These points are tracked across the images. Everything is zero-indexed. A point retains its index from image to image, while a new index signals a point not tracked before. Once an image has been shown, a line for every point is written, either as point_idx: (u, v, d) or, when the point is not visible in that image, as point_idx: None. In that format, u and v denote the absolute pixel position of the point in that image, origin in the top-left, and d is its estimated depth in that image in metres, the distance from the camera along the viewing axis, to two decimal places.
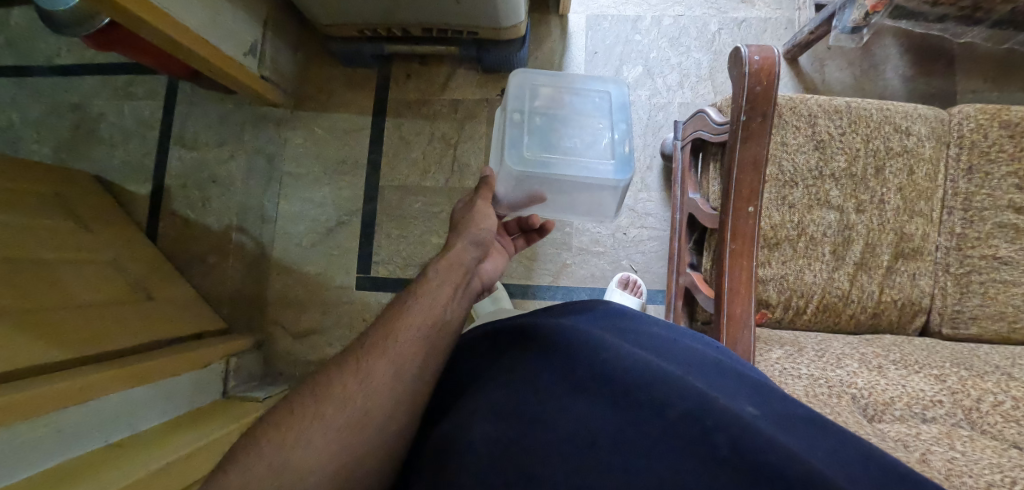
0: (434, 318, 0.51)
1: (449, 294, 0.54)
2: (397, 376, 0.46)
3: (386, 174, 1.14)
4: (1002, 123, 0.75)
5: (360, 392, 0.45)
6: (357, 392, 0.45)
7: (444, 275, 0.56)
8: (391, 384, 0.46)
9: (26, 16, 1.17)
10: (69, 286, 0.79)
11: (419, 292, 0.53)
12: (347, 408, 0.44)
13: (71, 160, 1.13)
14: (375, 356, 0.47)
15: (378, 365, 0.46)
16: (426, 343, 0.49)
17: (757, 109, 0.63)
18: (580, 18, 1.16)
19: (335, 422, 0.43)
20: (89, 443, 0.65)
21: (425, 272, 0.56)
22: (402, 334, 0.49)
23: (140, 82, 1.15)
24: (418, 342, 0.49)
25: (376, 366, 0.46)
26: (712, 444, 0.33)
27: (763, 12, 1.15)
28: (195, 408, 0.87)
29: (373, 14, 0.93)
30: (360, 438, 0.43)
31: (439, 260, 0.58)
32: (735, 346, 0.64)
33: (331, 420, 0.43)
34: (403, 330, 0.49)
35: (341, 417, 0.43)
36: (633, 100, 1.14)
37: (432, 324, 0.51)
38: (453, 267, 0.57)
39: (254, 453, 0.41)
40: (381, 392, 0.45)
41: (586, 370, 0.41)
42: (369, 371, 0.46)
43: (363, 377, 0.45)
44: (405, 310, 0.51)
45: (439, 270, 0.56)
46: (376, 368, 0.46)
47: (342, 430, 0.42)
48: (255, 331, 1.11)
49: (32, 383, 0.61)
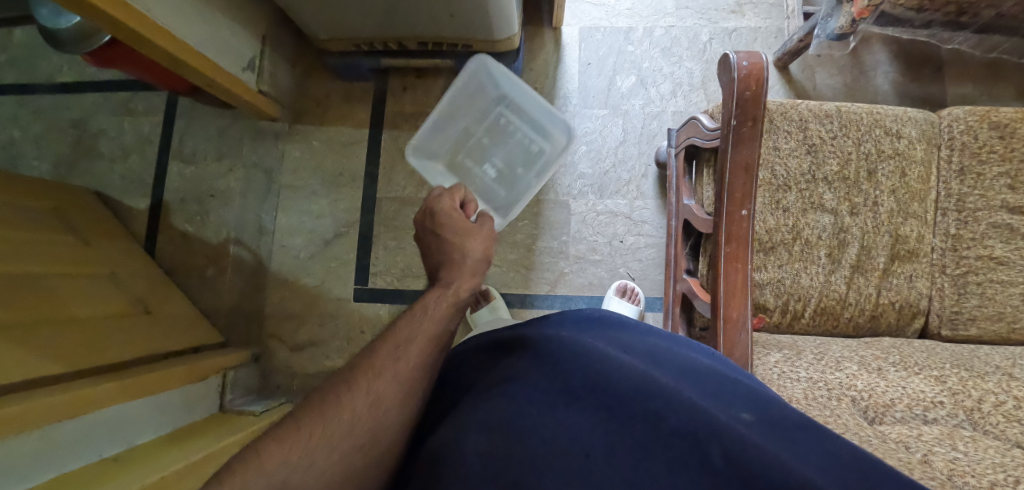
0: (444, 343, 0.52)
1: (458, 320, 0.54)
2: (405, 400, 0.46)
3: (383, 186, 1.15)
4: (991, 125, 0.76)
5: (370, 415, 0.44)
6: (367, 413, 0.44)
7: (459, 299, 0.55)
8: (400, 410, 0.45)
9: (28, 35, 1.19)
10: (67, 299, 0.79)
11: (432, 312, 0.52)
12: (355, 429, 0.43)
13: (69, 175, 1.14)
14: (386, 380, 0.46)
15: (389, 388, 0.45)
16: (432, 367, 0.49)
17: (747, 114, 0.64)
18: (573, 31, 1.18)
19: (342, 442, 0.42)
20: (82, 457, 0.64)
21: (431, 295, 0.55)
22: (413, 358, 0.48)
23: (141, 98, 1.17)
24: (427, 368, 0.49)
25: (388, 390, 0.45)
26: (704, 455, 0.33)
27: (753, 22, 1.17)
28: (192, 423, 0.86)
29: (369, 29, 0.95)
30: (365, 462, 0.42)
31: (456, 283, 0.56)
32: (733, 351, 0.63)
33: (339, 442, 0.42)
34: (415, 354, 0.48)
35: (348, 438, 0.42)
36: (627, 109, 1.15)
37: (441, 350, 0.51)
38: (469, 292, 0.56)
39: (255, 462, 0.39)
40: (389, 416, 0.45)
41: (579, 379, 0.41)
42: (380, 394, 0.45)
43: (374, 399, 0.44)
44: (418, 330, 0.50)
45: (457, 295, 0.55)
46: (388, 392, 0.45)
47: (351, 448, 0.42)
48: (252, 345, 1.10)
49: (27, 395, 0.60)
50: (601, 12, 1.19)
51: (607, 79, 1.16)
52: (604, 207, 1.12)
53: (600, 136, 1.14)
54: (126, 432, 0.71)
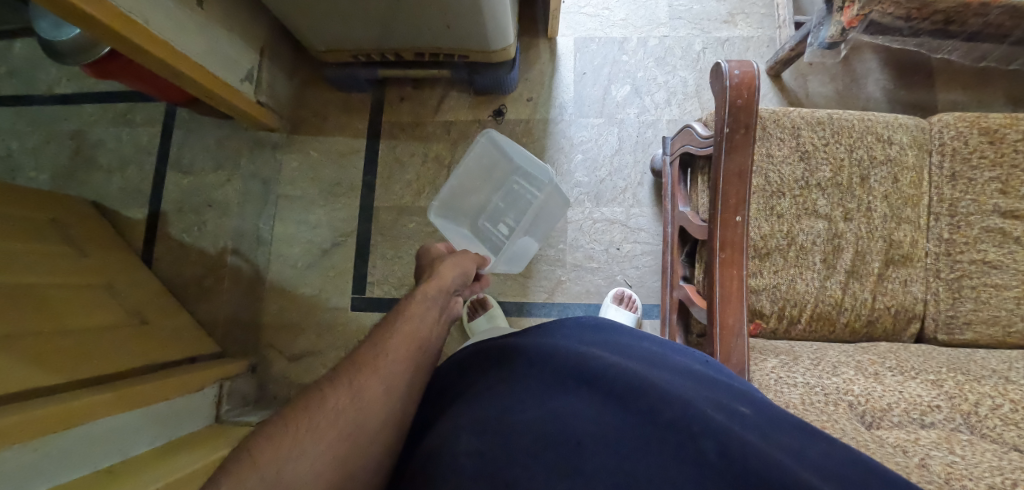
0: (422, 340, 0.53)
1: (435, 317, 0.56)
2: (388, 392, 0.46)
3: (380, 195, 1.15)
4: (981, 131, 0.77)
5: (352, 406, 0.44)
6: (349, 405, 0.44)
7: (432, 298, 0.57)
8: (383, 401, 0.46)
9: (28, 47, 1.20)
10: (67, 310, 0.79)
11: (407, 313, 0.55)
12: (339, 421, 0.43)
13: (67, 186, 1.14)
14: (368, 375, 0.47)
15: (370, 381, 0.46)
16: (413, 362, 0.50)
17: (740, 122, 0.65)
18: (568, 41, 1.20)
19: (328, 433, 0.42)
20: (77, 468, 0.63)
21: (412, 294, 0.58)
22: (393, 353, 0.49)
23: (140, 110, 1.18)
24: (407, 362, 0.50)
25: (368, 383, 0.46)
26: (699, 449, 0.33)
27: (745, 31, 1.19)
28: (188, 434, 0.85)
29: (366, 41, 0.96)
30: (354, 453, 0.42)
31: (428, 284, 0.59)
32: (730, 357, 0.63)
33: (325, 433, 0.42)
34: (394, 349, 0.50)
35: (333, 429, 0.42)
36: (623, 118, 1.16)
37: (420, 345, 0.52)
38: (441, 293, 0.59)
39: (248, 461, 0.39)
40: (373, 407, 0.45)
41: (574, 377, 0.41)
42: (361, 386, 0.46)
43: (356, 391, 0.45)
44: (395, 330, 0.52)
45: (431, 294, 0.58)
46: (369, 383, 0.46)
47: (336, 438, 0.42)
48: (249, 355, 1.10)
49: (21, 407, 0.60)
50: (595, 23, 1.21)
51: (602, 88, 1.17)
52: (601, 215, 1.12)
53: (596, 144, 1.15)
54: (122, 443, 0.71)
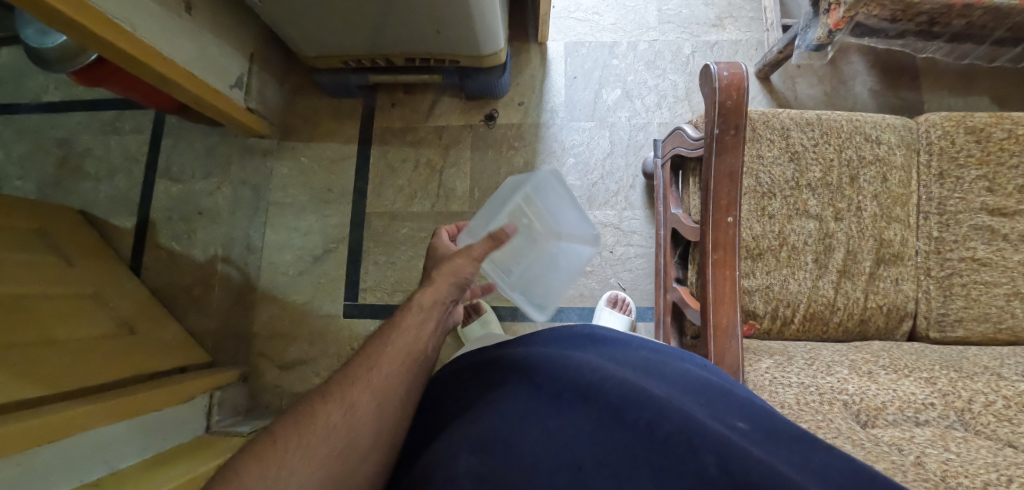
0: (416, 352, 0.52)
1: (431, 329, 0.54)
2: (381, 407, 0.46)
3: (372, 201, 1.15)
4: (966, 130, 0.78)
5: (345, 422, 0.44)
6: (342, 421, 0.44)
7: (429, 309, 0.55)
8: (376, 416, 0.45)
9: (14, 54, 1.19)
10: (55, 321, 0.78)
11: (403, 325, 0.53)
12: (331, 438, 0.42)
13: (54, 195, 1.13)
14: (360, 389, 0.46)
15: (363, 396, 0.46)
16: (408, 376, 0.50)
17: (729, 123, 0.65)
18: (559, 46, 1.21)
19: (318, 452, 0.41)
20: (64, 482, 0.61)
21: (407, 304, 0.56)
22: (386, 367, 0.48)
23: (129, 117, 1.17)
24: (400, 377, 0.49)
25: (361, 398, 0.45)
26: (699, 463, 0.32)
27: (733, 35, 1.20)
28: (178, 446, 0.83)
29: (356, 46, 0.96)
30: (345, 472, 0.42)
31: (423, 293, 0.56)
32: (724, 358, 0.63)
33: (315, 451, 0.41)
34: (387, 363, 0.49)
35: (325, 447, 0.42)
36: (614, 121, 1.16)
37: (414, 358, 0.51)
38: (436, 304, 0.56)
39: (236, 480, 0.38)
40: (365, 424, 0.44)
41: (569, 391, 0.40)
42: (355, 401, 0.45)
43: (348, 407, 0.45)
44: (389, 341, 0.51)
45: (426, 305, 0.55)
46: (361, 398, 0.45)
47: (327, 458, 0.41)
48: (240, 365, 1.08)
49: (10, 418, 0.58)
50: (585, 27, 1.22)
51: (593, 92, 1.18)
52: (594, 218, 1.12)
53: (588, 148, 1.15)
54: (110, 455, 0.69)
